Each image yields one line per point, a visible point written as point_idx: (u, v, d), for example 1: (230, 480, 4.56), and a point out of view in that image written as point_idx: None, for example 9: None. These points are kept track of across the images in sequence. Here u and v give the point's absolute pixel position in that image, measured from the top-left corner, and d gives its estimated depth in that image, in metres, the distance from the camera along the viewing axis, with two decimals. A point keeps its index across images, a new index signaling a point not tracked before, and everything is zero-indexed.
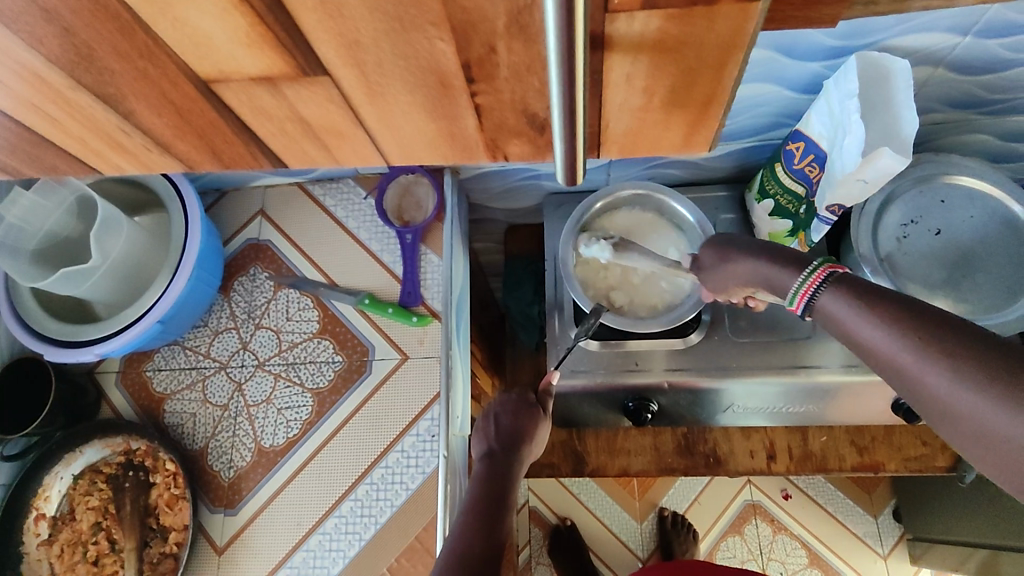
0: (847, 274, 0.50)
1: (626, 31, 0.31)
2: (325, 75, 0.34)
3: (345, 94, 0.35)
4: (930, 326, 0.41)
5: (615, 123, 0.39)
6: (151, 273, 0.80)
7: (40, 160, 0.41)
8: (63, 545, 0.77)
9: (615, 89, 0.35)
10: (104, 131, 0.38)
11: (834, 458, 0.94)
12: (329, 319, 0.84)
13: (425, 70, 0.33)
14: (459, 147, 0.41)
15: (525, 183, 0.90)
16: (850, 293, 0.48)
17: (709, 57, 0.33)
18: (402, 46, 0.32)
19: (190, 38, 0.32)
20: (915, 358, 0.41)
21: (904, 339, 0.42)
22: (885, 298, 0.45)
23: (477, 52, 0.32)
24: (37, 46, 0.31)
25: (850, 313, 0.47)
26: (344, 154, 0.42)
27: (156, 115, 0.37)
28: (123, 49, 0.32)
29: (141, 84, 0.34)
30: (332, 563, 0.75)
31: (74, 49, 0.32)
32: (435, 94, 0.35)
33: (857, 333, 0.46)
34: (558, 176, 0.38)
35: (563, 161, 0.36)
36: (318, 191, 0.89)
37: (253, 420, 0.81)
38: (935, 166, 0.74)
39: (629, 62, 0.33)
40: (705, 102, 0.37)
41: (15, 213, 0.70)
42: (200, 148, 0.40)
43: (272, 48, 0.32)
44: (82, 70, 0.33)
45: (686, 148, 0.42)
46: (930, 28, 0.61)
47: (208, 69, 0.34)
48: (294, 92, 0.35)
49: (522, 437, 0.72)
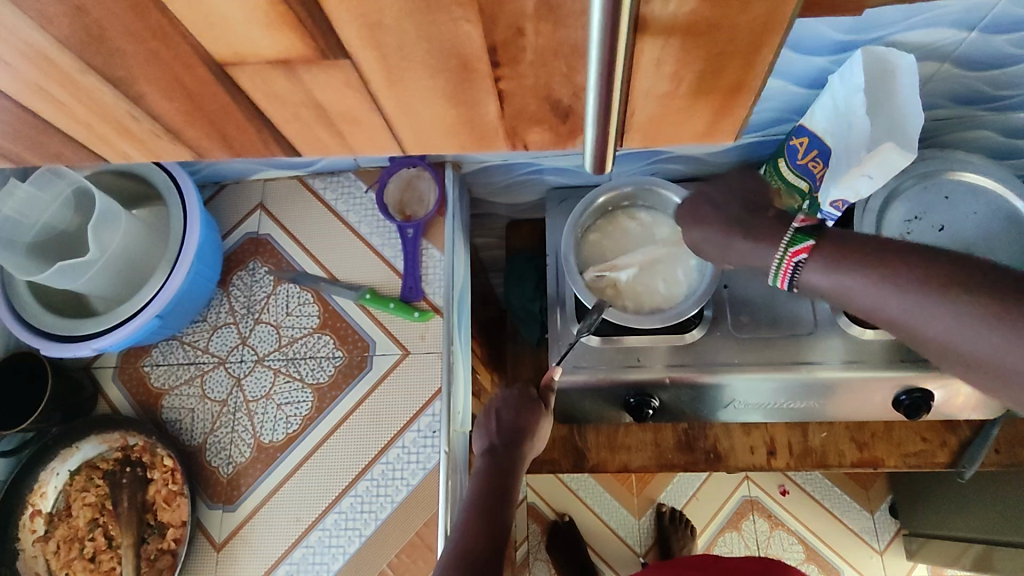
0: (820, 244, 0.50)
1: (659, 14, 0.30)
2: (344, 57, 0.33)
3: (364, 79, 0.35)
4: (914, 270, 0.44)
5: (639, 111, 0.38)
6: (150, 267, 0.79)
7: (44, 146, 0.40)
8: (60, 541, 0.76)
9: (642, 75, 0.34)
10: (111, 116, 0.38)
11: (834, 454, 0.94)
12: (329, 314, 0.83)
13: (447, 52, 0.33)
14: (474, 135, 0.40)
15: (527, 178, 0.90)
16: (827, 258, 0.49)
17: (741, 41, 0.32)
18: (423, 28, 0.31)
19: (205, 19, 0.31)
20: (908, 303, 0.44)
21: (895, 290, 0.45)
22: (865, 254, 0.47)
23: (503, 34, 0.31)
24: (45, 25, 0.31)
25: (833, 275, 0.49)
26: (357, 142, 0.41)
27: (167, 99, 0.36)
28: (137, 29, 0.31)
29: (153, 66, 0.34)
30: (332, 559, 0.75)
31: (85, 29, 0.31)
32: (456, 79, 0.35)
33: (846, 293, 0.48)
34: (585, 162, 0.38)
35: (591, 148, 0.36)
36: (318, 185, 0.88)
37: (252, 416, 0.80)
38: (939, 162, 0.75)
39: (659, 46, 0.32)
40: (733, 88, 0.36)
41: (10, 205, 0.70)
42: (210, 134, 0.40)
43: (291, 27, 0.31)
44: (92, 51, 0.32)
45: (708, 137, 0.41)
46: (937, 23, 0.61)
47: (223, 51, 0.33)
48: (311, 76, 0.35)
49: (525, 432, 0.72)
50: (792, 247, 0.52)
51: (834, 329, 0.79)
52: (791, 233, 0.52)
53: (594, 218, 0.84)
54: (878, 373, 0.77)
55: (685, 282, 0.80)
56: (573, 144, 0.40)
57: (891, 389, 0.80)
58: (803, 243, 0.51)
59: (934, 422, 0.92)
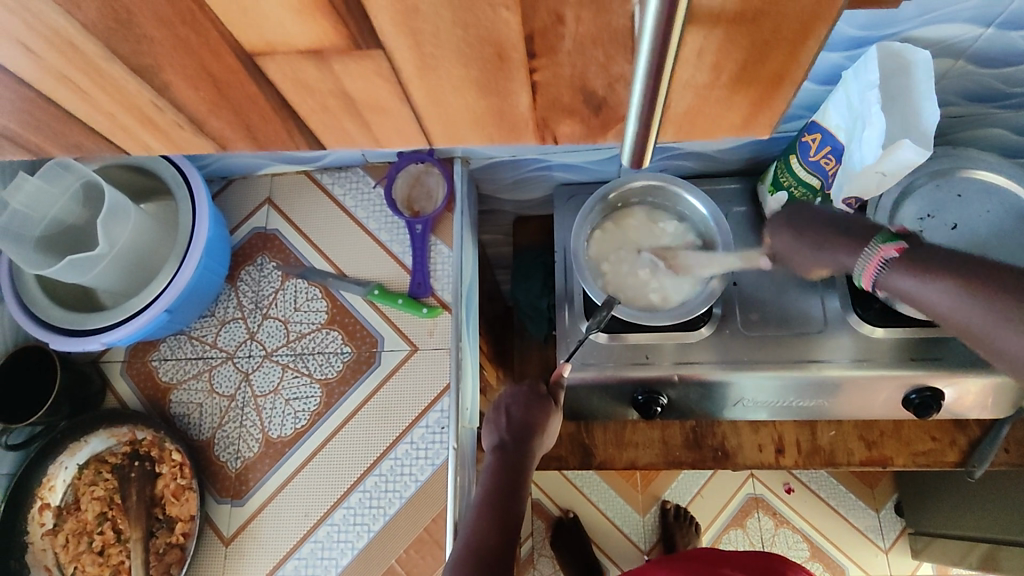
0: (913, 247, 0.50)
1: (706, 3, 0.30)
2: (376, 46, 0.33)
3: (396, 68, 0.34)
4: (1009, 285, 0.43)
5: (676, 102, 0.38)
6: (159, 261, 0.79)
7: (63, 136, 0.40)
8: (69, 535, 0.76)
9: (683, 65, 0.34)
10: (135, 106, 0.37)
11: (843, 452, 0.93)
12: (337, 309, 0.83)
13: (483, 41, 0.32)
14: (501, 127, 0.40)
15: (535, 174, 0.89)
16: (914, 266, 0.49)
17: (786, 30, 0.32)
18: (462, 16, 0.31)
19: (238, 5, 0.30)
20: (998, 320, 0.43)
21: (986, 305, 0.44)
22: (955, 267, 0.46)
23: (543, 21, 0.31)
24: (74, 10, 0.30)
25: (918, 285, 0.48)
26: (382, 133, 0.41)
27: (193, 89, 0.36)
28: (166, 14, 0.31)
29: (182, 53, 0.33)
30: (340, 555, 0.75)
31: (113, 14, 0.31)
32: (490, 69, 0.34)
33: (931, 305, 0.48)
34: (623, 157, 0.37)
35: (631, 141, 0.35)
36: (326, 180, 0.88)
37: (260, 411, 0.80)
38: (950, 160, 0.74)
39: (703, 36, 0.32)
40: (773, 80, 0.36)
41: (19, 199, 0.69)
42: (234, 124, 0.39)
43: (324, 14, 0.31)
44: (119, 37, 0.32)
45: (744, 130, 0.41)
46: (952, 19, 0.60)
47: (253, 39, 0.33)
48: (342, 65, 0.34)
49: (534, 428, 0.71)
50: (884, 244, 0.52)
51: (845, 327, 0.79)
52: (883, 235, 0.53)
53: (638, 204, 0.84)
54: (888, 372, 0.77)
55: (672, 304, 0.78)
56: (607, 137, 0.40)
57: (901, 388, 0.79)
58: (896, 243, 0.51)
59: (944, 421, 0.91)
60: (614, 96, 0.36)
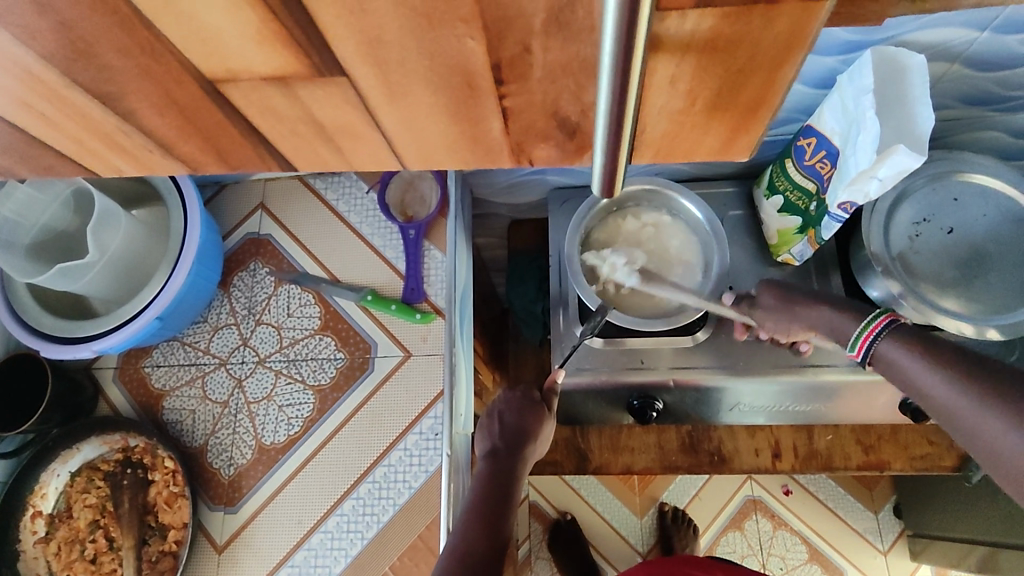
0: (907, 323, 0.56)
1: (675, 30, 0.29)
2: (342, 74, 0.32)
3: (365, 95, 0.34)
4: (973, 368, 0.48)
5: (652, 127, 0.37)
6: (149, 267, 0.78)
7: (34, 160, 0.39)
8: (60, 543, 0.76)
9: (656, 92, 0.34)
10: (102, 131, 0.37)
11: (840, 457, 0.93)
12: (331, 315, 0.83)
13: (450, 69, 0.32)
14: (478, 150, 0.39)
15: (529, 178, 0.88)
16: (905, 339, 0.54)
17: (760, 59, 0.31)
18: (427, 45, 0.30)
19: (198, 34, 0.30)
20: (958, 395, 0.47)
21: (951, 382, 0.48)
22: (937, 346, 0.51)
23: (510, 51, 0.30)
24: (30, 41, 0.30)
25: (904, 356, 0.53)
26: (359, 155, 0.40)
27: (159, 115, 0.36)
28: (125, 45, 0.30)
29: (145, 82, 0.33)
30: (334, 562, 0.74)
31: (70, 45, 0.30)
32: (460, 95, 0.34)
33: (910, 376, 0.52)
34: (593, 187, 0.36)
35: (600, 169, 0.34)
36: (320, 185, 0.88)
37: (253, 417, 0.80)
38: (949, 163, 0.73)
39: (674, 63, 0.31)
40: (750, 107, 0.35)
41: (9, 206, 0.69)
42: (205, 148, 0.39)
43: (287, 44, 0.30)
44: (78, 67, 0.31)
45: (723, 154, 0.40)
46: (946, 24, 0.59)
47: (216, 67, 0.32)
48: (309, 92, 0.34)
49: (527, 435, 0.71)
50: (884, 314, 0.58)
51: None
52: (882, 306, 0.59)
53: (652, 209, 0.83)
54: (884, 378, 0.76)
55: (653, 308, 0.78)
56: (582, 159, 0.39)
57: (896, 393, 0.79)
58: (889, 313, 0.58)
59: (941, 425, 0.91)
60: (588, 123, 0.36)
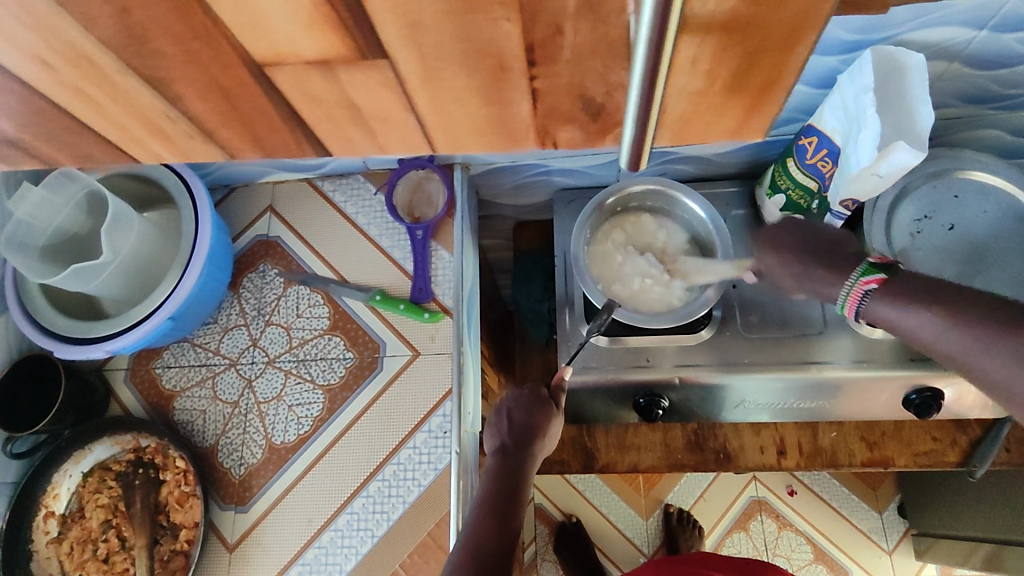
0: (891, 281, 0.56)
1: (698, 12, 0.30)
2: (382, 58, 0.33)
3: (400, 79, 0.35)
4: (970, 310, 0.50)
5: (670, 109, 0.38)
6: (162, 268, 0.79)
7: (76, 147, 0.40)
8: (73, 543, 0.76)
9: (678, 73, 0.35)
10: (146, 117, 0.38)
11: (844, 454, 0.94)
12: (340, 315, 0.84)
13: (485, 52, 0.33)
14: (504, 135, 0.41)
15: (535, 179, 0.90)
16: (891, 296, 0.55)
17: (776, 38, 0.32)
18: (466, 28, 0.31)
19: (247, 19, 0.31)
20: (960, 337, 0.50)
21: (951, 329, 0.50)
22: (926, 292, 0.53)
23: (542, 33, 0.32)
24: (90, 26, 0.31)
25: (897, 316, 0.55)
26: (387, 142, 0.41)
27: (203, 100, 0.37)
28: (179, 30, 0.32)
29: (193, 67, 0.34)
30: (344, 560, 0.75)
31: (128, 30, 0.31)
32: (491, 78, 0.35)
33: (911, 333, 0.54)
34: (620, 159, 0.38)
35: (630, 142, 0.36)
36: (328, 187, 0.89)
37: (263, 417, 0.80)
38: (948, 161, 0.75)
39: (695, 44, 0.32)
40: (764, 86, 0.36)
41: (24, 209, 0.70)
42: (242, 134, 0.40)
43: (331, 28, 0.31)
44: (132, 51, 0.33)
45: (736, 135, 0.42)
46: (948, 22, 0.61)
47: (263, 51, 0.33)
48: (348, 76, 0.35)
49: (535, 432, 0.72)
50: (862, 277, 0.58)
51: (844, 328, 0.79)
52: (864, 266, 0.59)
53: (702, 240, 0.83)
54: (889, 372, 0.76)
55: (652, 305, 0.79)
56: (603, 142, 0.40)
57: (901, 389, 0.80)
58: (873, 275, 0.58)
59: (944, 421, 0.92)
60: (612, 103, 0.37)
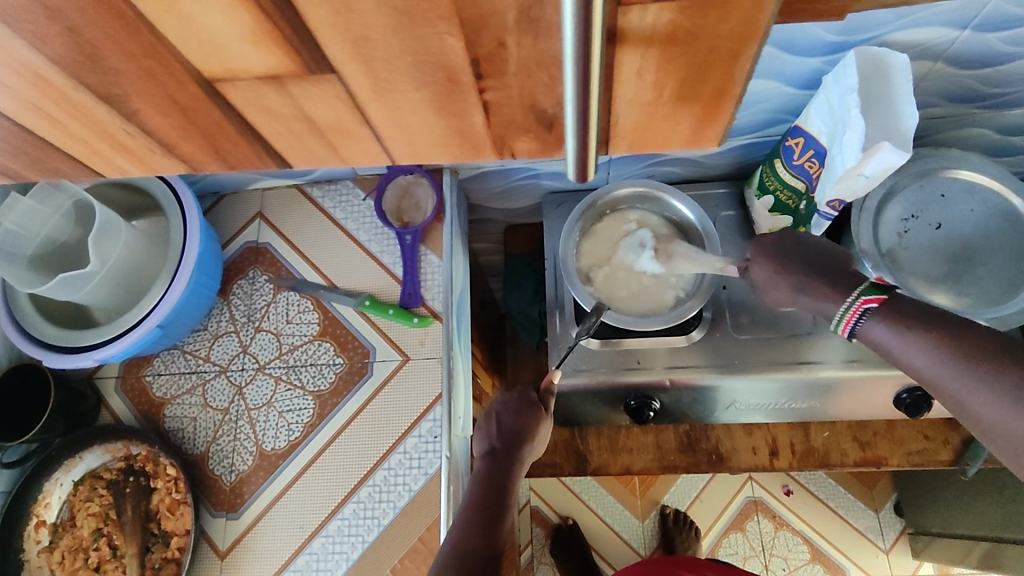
0: (891, 301, 0.55)
1: (637, 24, 0.30)
2: (332, 72, 0.33)
3: (353, 92, 0.35)
4: (973, 347, 0.49)
5: (623, 119, 0.38)
6: (150, 277, 0.79)
7: (42, 163, 0.40)
8: (64, 552, 0.76)
9: (624, 84, 0.35)
10: (108, 132, 0.38)
11: (837, 454, 0.94)
12: (329, 320, 0.84)
13: (434, 65, 0.33)
14: (466, 145, 0.41)
15: (522, 183, 0.90)
16: (891, 317, 0.54)
17: (719, 49, 0.32)
18: (411, 42, 0.31)
19: (195, 36, 0.31)
20: (966, 374, 0.49)
21: (959, 368, 0.49)
22: (927, 324, 0.52)
23: (487, 47, 0.32)
24: (40, 45, 0.31)
25: (896, 341, 0.53)
26: (351, 153, 0.41)
27: (161, 116, 0.37)
28: (128, 48, 0.32)
29: (146, 84, 0.34)
30: (335, 566, 0.75)
31: (77, 49, 0.31)
32: (443, 91, 0.35)
33: (908, 359, 0.53)
34: (567, 172, 0.39)
35: (572, 155, 0.37)
36: (316, 193, 0.89)
37: (254, 423, 0.80)
38: (934, 160, 0.74)
39: (640, 56, 0.32)
40: (715, 96, 0.36)
41: (12, 219, 0.70)
42: (205, 148, 0.40)
43: (279, 44, 0.31)
44: (84, 69, 0.33)
45: (694, 143, 0.42)
46: (928, 23, 0.61)
47: (215, 68, 0.33)
48: (301, 90, 0.35)
49: (524, 436, 0.72)
50: (863, 295, 0.56)
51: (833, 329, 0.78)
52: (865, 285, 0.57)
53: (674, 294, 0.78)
54: (878, 372, 0.76)
55: (639, 306, 0.79)
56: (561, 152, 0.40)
57: (891, 388, 0.80)
58: (874, 295, 0.56)
59: (937, 420, 0.91)
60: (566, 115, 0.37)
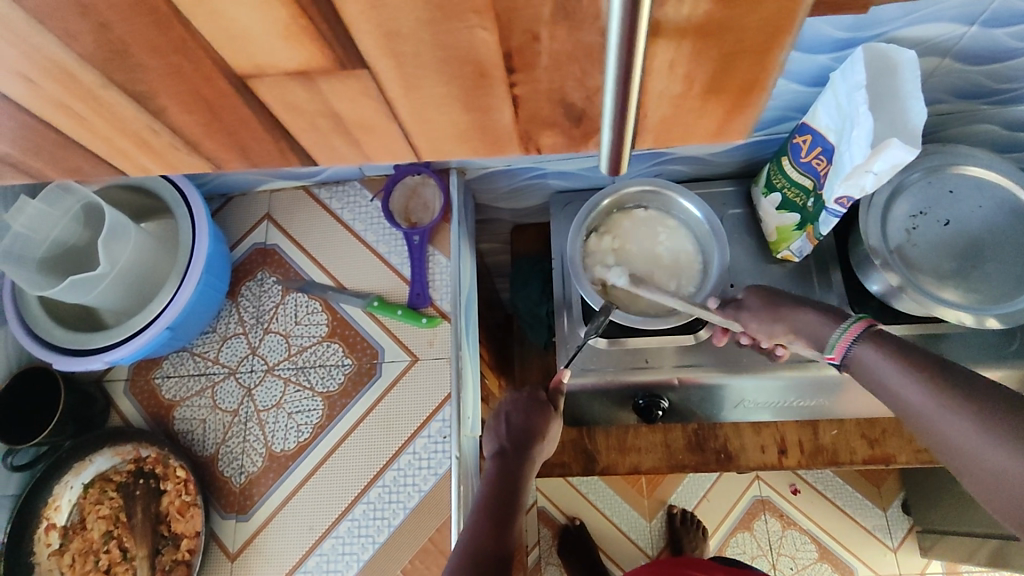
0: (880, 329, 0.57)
1: (672, 16, 0.30)
2: (363, 67, 0.33)
3: (382, 87, 0.35)
4: (942, 371, 0.50)
5: (652, 112, 0.38)
6: (159, 279, 0.79)
7: (64, 161, 0.41)
8: (75, 554, 0.76)
9: (655, 77, 0.35)
10: (132, 131, 0.38)
11: (846, 452, 0.94)
12: (338, 321, 0.84)
13: (463, 60, 0.33)
14: (487, 141, 0.41)
15: (530, 183, 0.90)
16: (875, 342, 0.56)
17: (750, 41, 0.32)
18: (441, 36, 0.31)
19: (225, 31, 0.31)
20: (934, 397, 0.49)
21: (927, 386, 0.50)
22: (906, 350, 0.53)
23: (519, 40, 0.32)
24: (70, 42, 0.31)
25: (875, 363, 0.55)
26: (372, 150, 0.42)
27: (186, 113, 0.37)
28: (158, 43, 0.32)
29: (174, 80, 0.34)
30: (346, 567, 0.75)
31: (108, 45, 0.32)
32: (470, 85, 0.35)
33: (882, 381, 0.54)
34: (600, 165, 0.40)
35: (607, 148, 0.37)
36: (324, 194, 0.89)
37: (263, 425, 0.81)
38: (942, 156, 0.74)
39: (673, 47, 0.32)
40: (743, 88, 0.36)
41: (21, 221, 0.70)
42: (227, 145, 0.40)
43: (310, 38, 0.32)
44: (113, 66, 0.33)
45: (717, 136, 0.42)
46: (938, 18, 0.61)
47: (244, 63, 0.33)
48: (329, 86, 0.35)
49: (534, 435, 0.72)
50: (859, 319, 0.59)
51: None
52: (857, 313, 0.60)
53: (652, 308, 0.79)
54: None
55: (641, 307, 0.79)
56: (585, 146, 0.40)
57: None
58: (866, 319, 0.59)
59: None
60: (593, 109, 0.37)
